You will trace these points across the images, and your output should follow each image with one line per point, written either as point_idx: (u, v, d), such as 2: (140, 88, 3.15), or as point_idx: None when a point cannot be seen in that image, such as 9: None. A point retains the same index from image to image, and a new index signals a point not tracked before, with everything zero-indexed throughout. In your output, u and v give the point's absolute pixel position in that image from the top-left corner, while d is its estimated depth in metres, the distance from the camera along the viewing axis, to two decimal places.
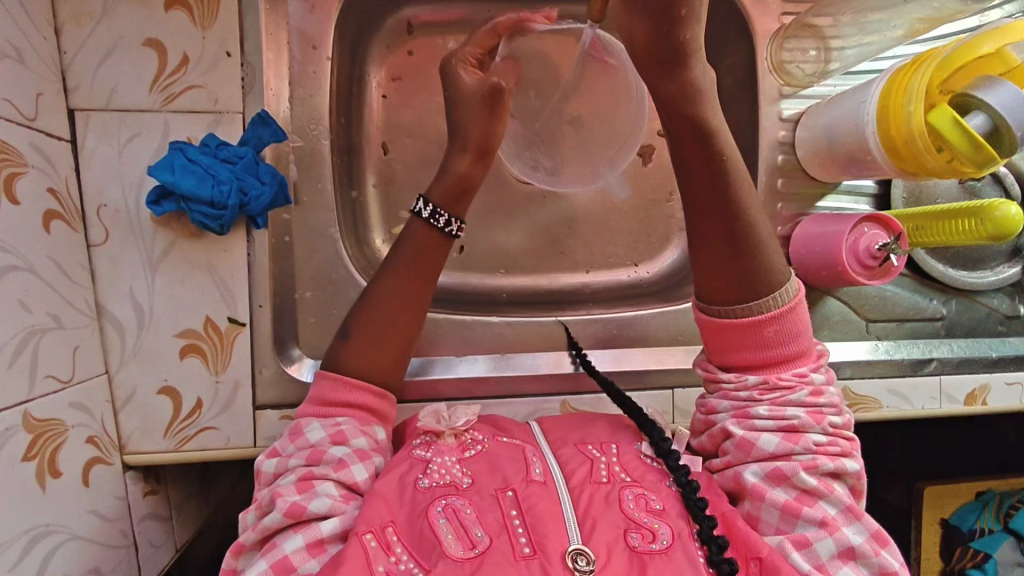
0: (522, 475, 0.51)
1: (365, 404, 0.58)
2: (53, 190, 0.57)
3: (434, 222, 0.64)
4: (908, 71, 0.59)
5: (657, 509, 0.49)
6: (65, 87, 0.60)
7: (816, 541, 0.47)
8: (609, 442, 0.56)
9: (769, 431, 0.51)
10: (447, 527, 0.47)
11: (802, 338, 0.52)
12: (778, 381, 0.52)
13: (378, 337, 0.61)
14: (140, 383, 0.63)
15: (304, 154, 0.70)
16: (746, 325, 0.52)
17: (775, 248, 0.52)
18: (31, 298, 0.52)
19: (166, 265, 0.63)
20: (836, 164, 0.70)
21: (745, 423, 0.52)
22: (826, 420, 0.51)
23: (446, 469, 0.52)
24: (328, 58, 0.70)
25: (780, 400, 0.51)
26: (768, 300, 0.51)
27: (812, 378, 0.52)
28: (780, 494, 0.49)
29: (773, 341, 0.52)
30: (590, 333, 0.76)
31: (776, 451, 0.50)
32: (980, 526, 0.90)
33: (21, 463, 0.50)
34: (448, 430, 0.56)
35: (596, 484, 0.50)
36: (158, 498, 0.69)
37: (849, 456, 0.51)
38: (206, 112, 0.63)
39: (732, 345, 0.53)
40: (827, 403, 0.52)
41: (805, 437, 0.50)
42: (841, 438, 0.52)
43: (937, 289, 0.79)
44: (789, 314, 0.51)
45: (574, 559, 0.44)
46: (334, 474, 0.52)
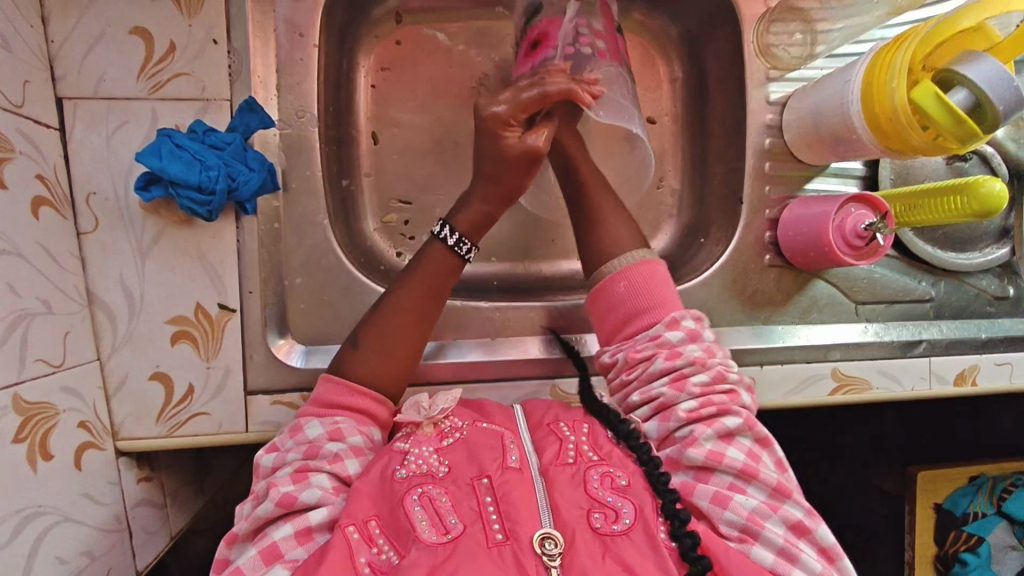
0: (497, 461, 0.51)
1: (366, 408, 0.59)
2: (42, 176, 0.57)
3: (457, 249, 0.64)
4: (892, 48, 0.59)
5: (622, 487, 0.49)
6: (53, 76, 0.60)
7: (726, 513, 0.49)
8: (580, 422, 0.56)
9: (648, 416, 0.56)
10: (422, 514, 0.47)
11: (655, 292, 0.62)
12: (637, 350, 0.59)
13: (388, 344, 0.61)
14: (132, 369, 0.64)
15: (293, 141, 0.70)
16: (601, 292, 0.64)
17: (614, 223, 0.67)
18: (21, 283, 0.53)
19: (156, 252, 0.63)
20: (824, 147, 0.71)
21: (633, 415, 0.58)
22: (690, 385, 0.55)
23: (423, 459, 0.52)
24: (315, 46, 0.70)
25: (647, 374, 0.58)
26: (607, 268, 0.64)
27: (666, 339, 0.59)
28: (678, 478, 0.52)
29: (622, 296, 0.62)
30: (581, 317, 0.76)
31: (659, 433, 0.55)
32: (975, 510, 0.90)
33: (12, 444, 0.50)
34: (426, 419, 0.57)
35: (562, 466, 0.50)
36: (152, 485, 0.69)
37: (727, 413, 0.54)
38: (193, 100, 0.63)
39: (602, 325, 0.64)
40: (686, 364, 0.57)
41: (676, 408, 0.55)
42: (715, 395, 0.55)
43: (925, 270, 0.79)
44: (631, 276, 0.63)
45: (542, 544, 0.44)
46: (328, 467, 0.53)
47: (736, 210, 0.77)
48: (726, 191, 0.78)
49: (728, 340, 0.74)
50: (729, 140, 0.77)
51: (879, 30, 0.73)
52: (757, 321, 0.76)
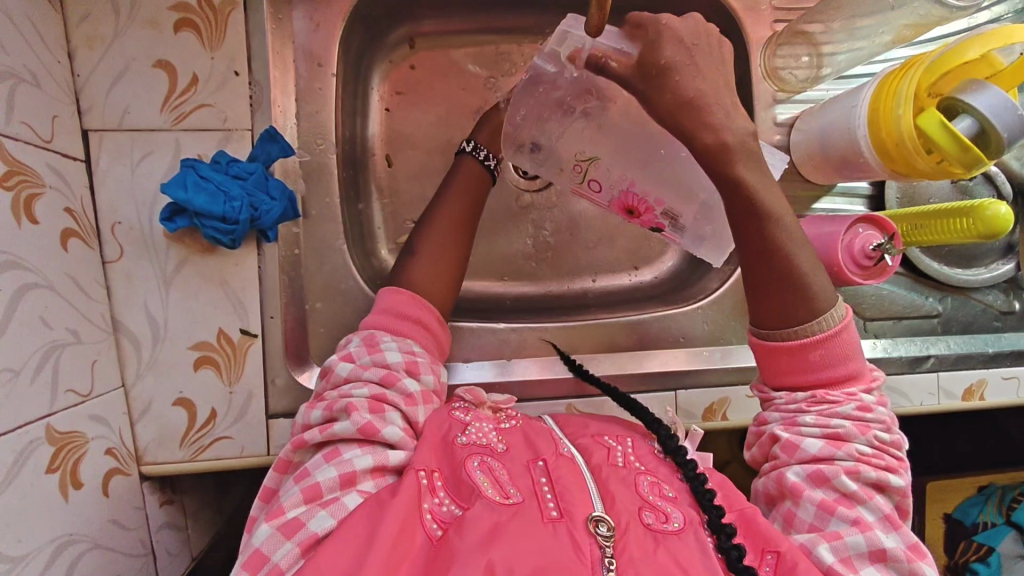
0: (552, 448, 0.53)
1: (429, 327, 0.61)
2: (70, 209, 0.59)
3: (476, 155, 0.70)
4: (897, 78, 0.61)
5: (669, 496, 0.51)
6: (79, 109, 0.62)
7: (847, 535, 0.50)
8: (624, 436, 0.58)
9: (815, 436, 0.54)
10: (484, 478, 0.49)
11: (855, 359, 0.56)
12: (825, 396, 0.55)
13: (440, 255, 0.65)
14: (156, 395, 0.65)
15: (312, 169, 0.71)
16: (795, 352, 0.56)
17: (816, 276, 0.55)
18: (51, 314, 0.54)
19: (180, 279, 0.64)
20: (830, 167, 0.72)
21: (792, 429, 0.55)
22: (872, 434, 0.54)
23: (483, 433, 0.55)
24: (334, 75, 0.72)
25: (828, 412, 0.55)
26: (814, 326, 0.55)
27: (865, 399, 0.55)
28: (818, 495, 0.53)
29: (820, 364, 0.55)
30: (592, 336, 0.77)
31: (819, 454, 0.54)
32: (984, 519, 0.92)
33: (45, 474, 0.51)
34: (488, 401, 0.59)
35: (614, 467, 0.52)
36: (174, 507, 0.70)
37: (894, 472, 0.54)
38: (215, 130, 0.65)
39: (780, 367, 0.57)
40: (877, 421, 0.55)
41: (849, 445, 0.53)
42: (886, 454, 0.54)
43: (932, 286, 0.80)
44: (836, 338, 0.55)
45: (595, 525, 0.45)
46: (402, 406, 0.54)
47: None
48: None
49: (741, 357, 0.76)
50: None
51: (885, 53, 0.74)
52: None
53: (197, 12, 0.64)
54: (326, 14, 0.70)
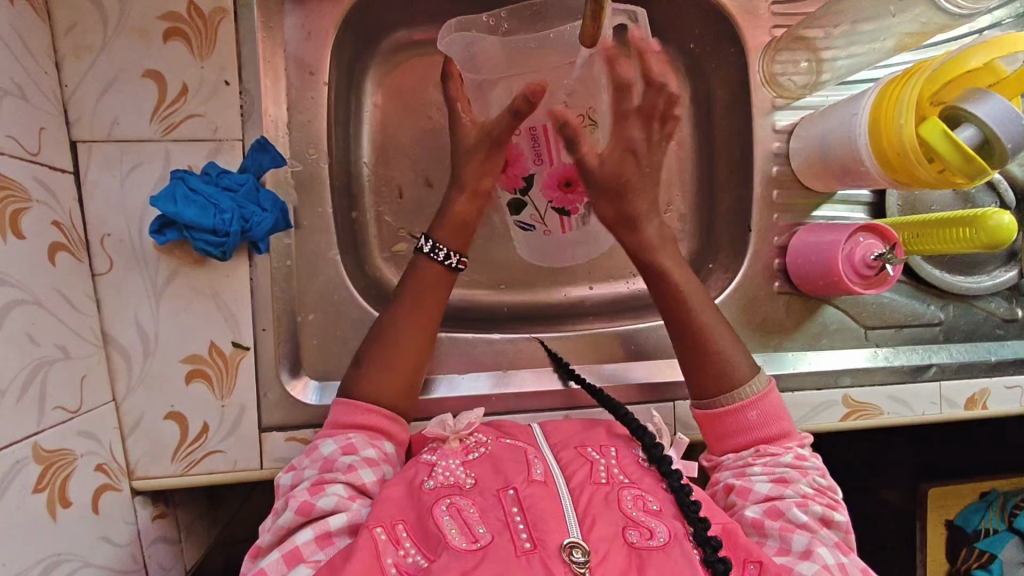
0: (523, 475, 0.53)
1: (375, 424, 0.60)
2: (58, 222, 0.58)
3: (434, 256, 0.65)
4: (898, 86, 0.59)
5: (654, 510, 0.52)
6: (67, 120, 0.61)
7: (817, 550, 0.50)
8: (607, 445, 0.59)
9: (761, 480, 0.57)
10: (451, 523, 0.49)
11: (785, 419, 0.61)
12: (765, 450, 0.58)
13: (390, 352, 0.63)
14: (148, 409, 0.64)
15: (304, 178, 0.71)
16: (729, 415, 0.60)
17: (737, 355, 0.62)
18: (38, 331, 0.53)
19: (170, 293, 0.64)
20: (831, 176, 0.71)
21: (743, 476, 0.58)
22: (812, 476, 0.57)
23: (450, 472, 0.55)
24: (326, 83, 0.71)
25: (772, 462, 0.58)
26: (742, 391, 0.60)
27: (799, 452, 0.58)
28: (778, 523, 0.53)
29: (755, 423, 0.60)
30: (590, 345, 0.76)
31: (771, 493, 0.55)
32: (986, 526, 0.91)
33: (32, 494, 0.51)
34: (452, 434, 0.59)
35: (596, 484, 0.53)
36: (167, 520, 0.69)
37: (836, 510, 0.56)
38: (206, 140, 0.64)
39: (719, 435, 0.61)
40: (813, 468, 0.58)
41: (795, 484, 0.56)
42: (828, 495, 0.57)
43: (934, 294, 0.79)
44: (763, 400, 0.60)
45: (570, 552, 0.45)
46: (343, 476, 0.55)
47: (743, 239, 0.77)
48: (733, 217, 0.79)
49: None
50: (737, 168, 0.78)
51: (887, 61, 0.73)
52: (766, 347, 0.76)
53: (186, 21, 0.63)
54: (318, 21, 0.69)
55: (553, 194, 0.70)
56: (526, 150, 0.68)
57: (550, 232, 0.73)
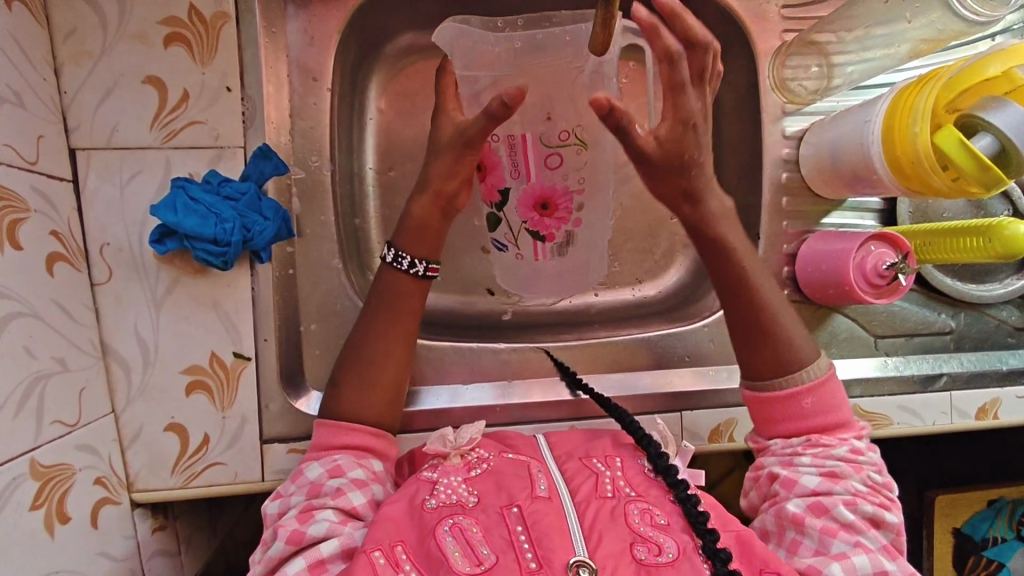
0: (527, 491, 0.52)
1: (361, 443, 0.59)
2: (56, 232, 0.57)
3: (399, 264, 0.63)
4: (913, 92, 0.58)
5: (661, 524, 0.51)
6: (66, 127, 0.60)
7: (855, 558, 0.49)
8: (613, 456, 0.59)
9: (810, 472, 0.55)
10: (454, 545, 0.48)
11: (842, 408, 0.58)
12: (818, 440, 0.56)
13: (376, 361, 0.61)
14: (147, 420, 0.63)
15: (307, 186, 0.69)
16: (786, 400, 0.58)
17: (799, 333, 0.59)
18: (36, 344, 0.52)
19: (170, 302, 0.63)
20: (842, 182, 0.70)
21: (789, 468, 0.56)
22: (866, 472, 0.55)
23: (452, 489, 0.54)
24: (329, 89, 0.70)
25: (823, 453, 0.56)
26: (801, 374, 0.58)
27: (854, 445, 0.56)
28: (820, 522, 0.52)
29: (811, 411, 0.57)
30: (596, 354, 0.75)
31: (817, 489, 0.54)
32: (994, 535, 0.91)
33: (29, 511, 0.49)
34: (453, 450, 0.59)
35: (602, 499, 0.52)
36: (167, 533, 0.68)
37: (889, 510, 0.54)
38: (207, 147, 0.63)
39: (771, 417, 0.59)
40: (868, 464, 0.56)
41: (846, 481, 0.54)
42: (881, 493, 0.55)
43: (945, 303, 0.78)
44: (823, 386, 0.58)
45: (577, 571, 0.45)
46: (332, 501, 0.54)
47: (752, 247, 0.77)
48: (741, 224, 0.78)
49: None
50: (746, 174, 0.77)
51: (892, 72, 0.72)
52: None
53: (187, 26, 0.62)
54: (320, 27, 0.68)
55: (529, 215, 0.63)
56: (503, 159, 0.60)
57: (523, 255, 0.67)
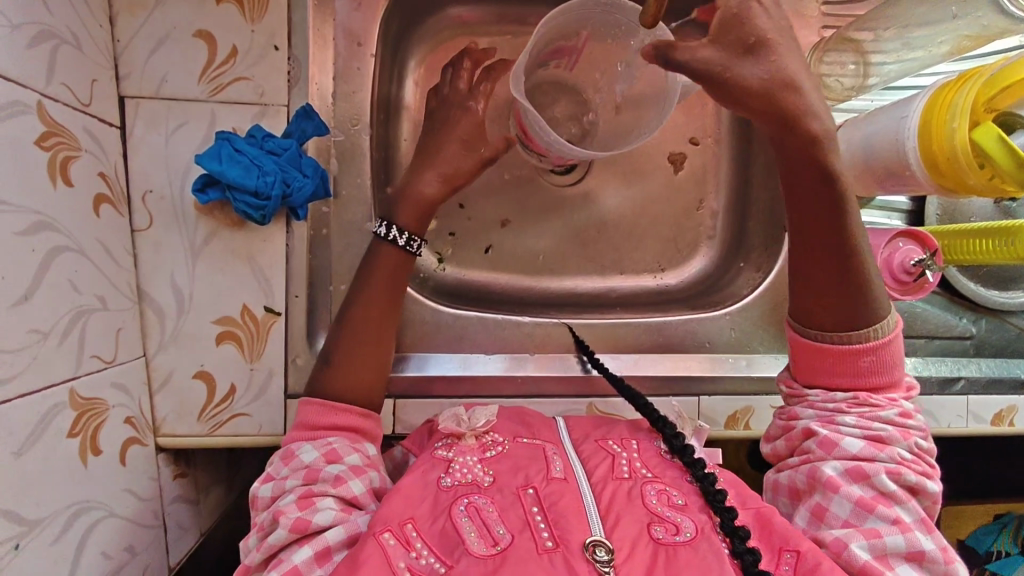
0: (543, 473, 0.54)
1: (353, 425, 0.59)
2: (103, 173, 0.58)
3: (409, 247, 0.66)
4: (953, 89, 0.58)
5: (679, 504, 0.52)
6: (117, 74, 0.61)
7: (887, 535, 0.48)
8: (630, 439, 0.60)
9: (854, 436, 0.53)
10: (470, 525, 0.49)
11: (897, 367, 0.54)
12: (869, 401, 0.54)
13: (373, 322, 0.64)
14: (177, 366, 0.64)
15: (345, 149, 0.70)
16: (842, 354, 0.54)
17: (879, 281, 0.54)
18: (80, 278, 0.53)
19: (207, 252, 0.64)
20: (870, 179, 0.70)
21: (829, 426, 0.54)
22: (914, 440, 0.53)
23: (468, 469, 0.55)
24: (373, 55, 0.71)
25: (869, 414, 0.53)
26: (867, 329, 0.53)
27: (903, 402, 0.54)
28: (856, 491, 0.51)
29: (867, 369, 0.54)
30: (619, 334, 0.76)
31: (860, 453, 0.52)
32: (998, 548, 0.94)
33: (67, 439, 0.50)
34: (469, 431, 0.59)
35: (618, 480, 0.53)
36: (187, 480, 0.70)
37: (931, 478, 0.53)
38: (251, 104, 0.64)
39: (817, 368, 0.56)
40: (914, 424, 0.54)
41: (891, 448, 0.52)
42: (924, 460, 0.53)
43: (966, 307, 0.79)
44: (886, 345, 0.54)
45: (593, 551, 0.46)
46: (333, 489, 0.53)
47: (777, 238, 0.80)
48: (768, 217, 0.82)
49: (765, 367, 0.74)
50: None
51: (907, 79, 0.75)
52: None
53: None
54: None
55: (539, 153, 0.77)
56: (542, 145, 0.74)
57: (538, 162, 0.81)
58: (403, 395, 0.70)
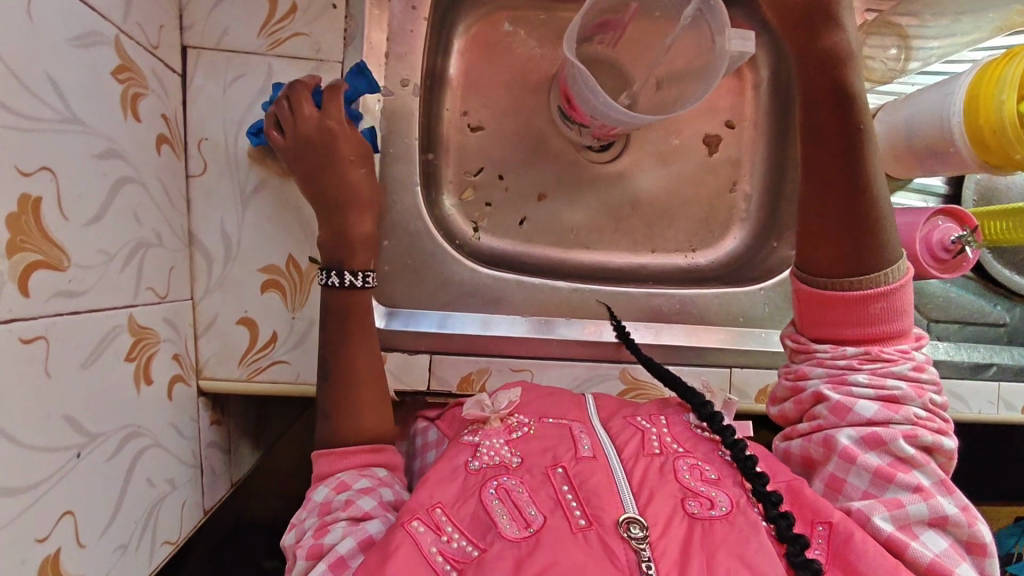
0: (571, 452, 0.54)
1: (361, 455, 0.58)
2: (165, 116, 0.60)
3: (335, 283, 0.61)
4: (1000, 65, 0.59)
5: (713, 479, 0.52)
6: (182, 24, 0.63)
7: (909, 503, 0.48)
8: (658, 415, 0.60)
9: (868, 399, 0.52)
10: (501, 508, 0.49)
11: (905, 316, 0.54)
12: (880, 356, 0.53)
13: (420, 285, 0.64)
14: (222, 311, 0.66)
15: (393, 112, 0.73)
16: (851, 304, 0.54)
17: (893, 229, 0.53)
18: (141, 211, 0.55)
19: (257, 201, 0.66)
20: (912, 158, 0.70)
21: (841, 389, 0.54)
22: (928, 396, 0.53)
23: (494, 451, 0.56)
24: (425, 19, 0.73)
25: (881, 370, 0.53)
26: (877, 278, 0.53)
27: (914, 355, 0.54)
28: (873, 459, 0.51)
29: (876, 317, 0.53)
30: (652, 305, 0.77)
31: (874, 418, 0.52)
32: (1020, 551, 0.90)
33: (124, 361, 0.52)
34: (492, 415, 0.60)
35: (650, 456, 0.54)
36: (222, 428, 0.71)
37: (945, 435, 0.53)
38: (308, 59, 0.66)
39: (830, 318, 0.55)
40: (928, 379, 0.54)
41: (905, 408, 0.52)
42: (937, 416, 0.53)
43: (999, 294, 0.79)
44: (896, 293, 0.53)
45: (628, 527, 0.46)
46: (343, 513, 0.52)
47: None
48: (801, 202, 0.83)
49: None
50: None
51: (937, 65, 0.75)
52: None
53: None
54: None
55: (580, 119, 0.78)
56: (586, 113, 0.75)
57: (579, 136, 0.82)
58: (438, 352, 0.71)
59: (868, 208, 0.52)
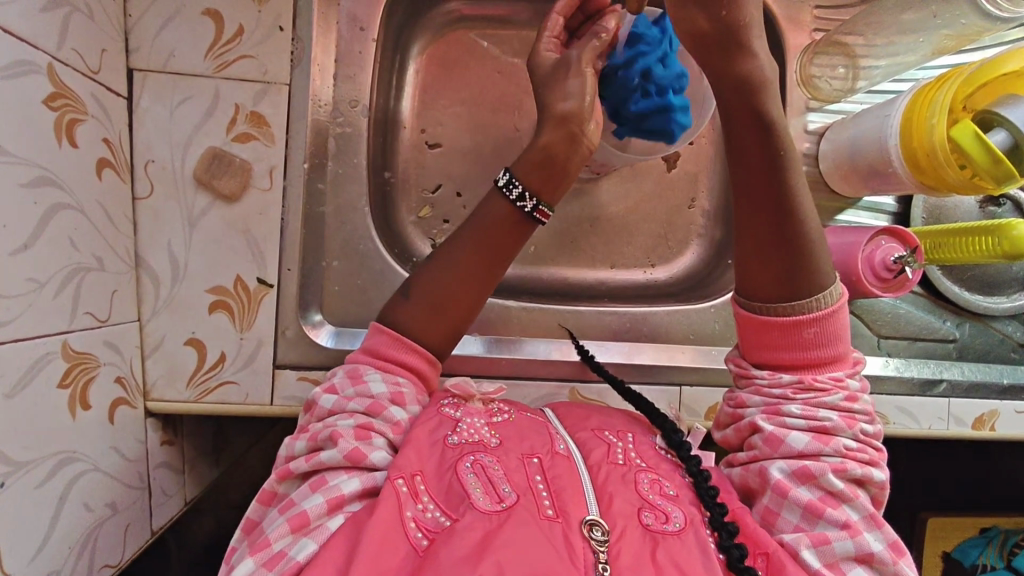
0: (547, 446, 0.54)
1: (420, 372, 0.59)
2: (107, 139, 0.60)
3: (508, 193, 0.62)
4: (934, 88, 0.60)
5: (670, 494, 0.51)
6: (127, 48, 0.64)
7: (836, 540, 0.49)
8: (625, 431, 0.59)
9: (800, 429, 0.53)
10: (476, 482, 0.49)
11: (841, 342, 0.55)
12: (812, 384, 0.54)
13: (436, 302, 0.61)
14: (169, 332, 0.66)
15: (345, 139, 0.74)
16: (787, 328, 0.54)
17: (826, 252, 0.54)
18: (79, 236, 0.55)
19: (205, 223, 0.66)
20: (859, 178, 0.71)
21: (775, 419, 0.54)
22: (859, 427, 0.53)
23: (475, 429, 0.55)
24: (374, 40, 0.75)
25: (813, 400, 0.53)
26: (809, 303, 0.53)
27: (847, 383, 0.54)
28: (804, 494, 0.51)
29: (810, 342, 0.54)
30: (605, 323, 0.77)
31: (805, 450, 0.52)
32: (984, 561, 0.93)
33: (56, 388, 0.52)
34: (477, 394, 0.60)
35: (613, 465, 0.53)
36: (174, 448, 0.71)
37: (875, 466, 0.53)
38: (255, 81, 0.67)
39: (769, 342, 0.55)
40: (861, 410, 0.54)
41: (835, 440, 0.52)
42: (869, 446, 0.54)
43: (950, 310, 0.80)
44: (831, 318, 0.54)
45: (590, 529, 0.46)
46: (389, 434, 0.54)
47: None
48: None
49: None
50: None
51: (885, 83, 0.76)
52: None
53: None
54: None
55: None
56: None
57: None
58: None
59: (795, 230, 0.53)
